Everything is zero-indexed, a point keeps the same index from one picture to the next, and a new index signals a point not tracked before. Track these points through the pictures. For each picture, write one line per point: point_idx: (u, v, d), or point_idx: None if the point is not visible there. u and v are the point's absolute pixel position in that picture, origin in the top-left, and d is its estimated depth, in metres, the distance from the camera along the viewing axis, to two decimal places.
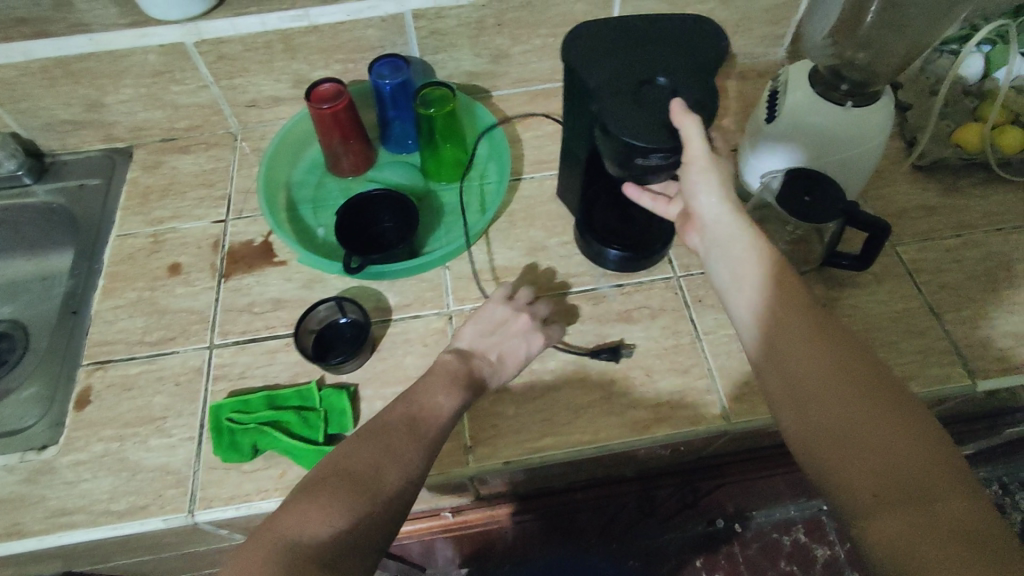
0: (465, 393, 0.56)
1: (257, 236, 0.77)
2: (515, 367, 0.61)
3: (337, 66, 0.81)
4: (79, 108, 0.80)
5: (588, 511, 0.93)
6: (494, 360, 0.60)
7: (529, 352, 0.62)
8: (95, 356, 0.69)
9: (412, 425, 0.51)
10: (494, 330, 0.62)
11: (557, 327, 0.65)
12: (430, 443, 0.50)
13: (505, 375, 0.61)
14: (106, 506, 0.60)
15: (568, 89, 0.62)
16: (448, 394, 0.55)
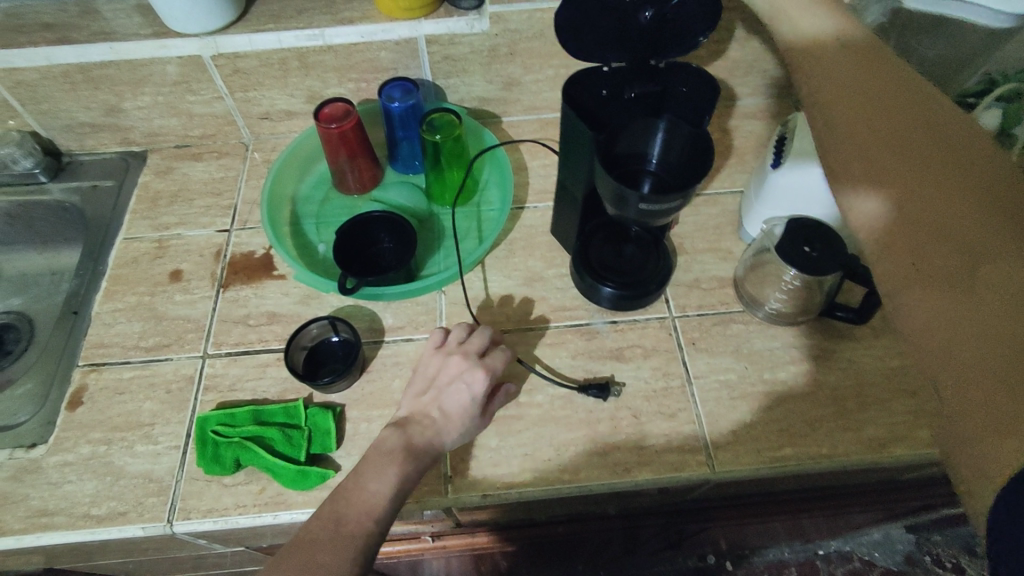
0: (398, 461, 0.54)
1: (258, 248, 0.78)
2: (464, 421, 0.58)
3: (350, 84, 0.82)
4: (98, 112, 0.82)
5: (573, 544, 0.93)
6: (436, 417, 0.58)
7: (473, 397, 0.59)
8: (92, 358, 0.70)
9: (336, 528, 0.49)
10: (433, 386, 0.60)
11: (497, 358, 0.62)
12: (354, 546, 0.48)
13: (455, 431, 0.58)
14: (87, 510, 0.60)
15: (564, 134, 0.63)
16: (379, 478, 0.53)
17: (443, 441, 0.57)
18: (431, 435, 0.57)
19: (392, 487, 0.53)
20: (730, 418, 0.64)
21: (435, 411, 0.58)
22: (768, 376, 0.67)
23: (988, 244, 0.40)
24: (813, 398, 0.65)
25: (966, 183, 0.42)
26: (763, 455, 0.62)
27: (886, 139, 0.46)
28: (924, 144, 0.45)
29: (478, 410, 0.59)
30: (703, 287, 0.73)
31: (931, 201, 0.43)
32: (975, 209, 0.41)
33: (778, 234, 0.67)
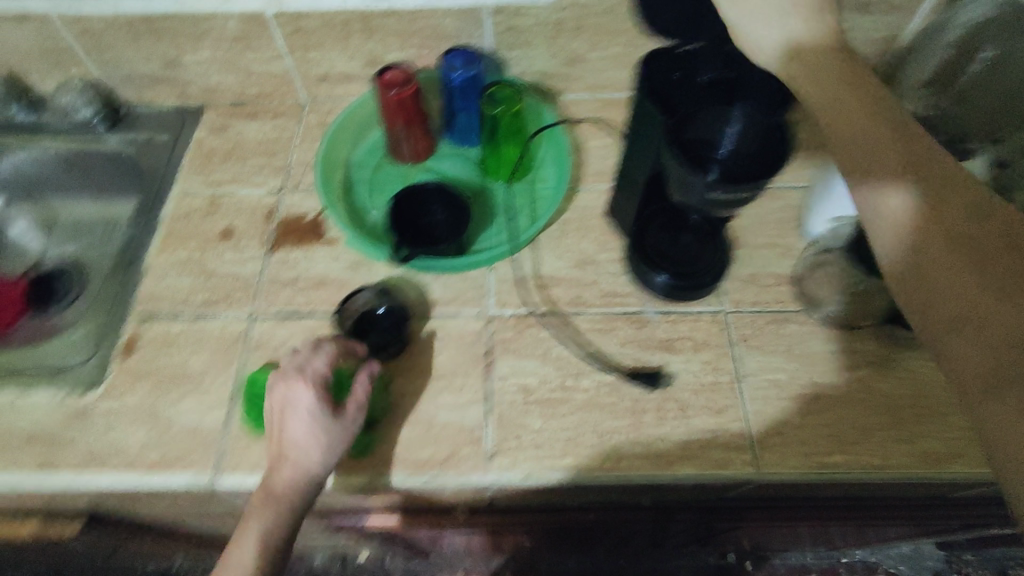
0: (260, 518, 0.56)
1: (310, 211, 0.77)
2: (315, 445, 0.56)
3: (411, 51, 0.80)
4: (158, 64, 0.82)
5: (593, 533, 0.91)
6: (289, 453, 0.56)
7: (308, 422, 0.56)
8: (144, 309, 0.71)
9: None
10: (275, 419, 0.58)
11: (313, 375, 0.58)
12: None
13: (314, 454, 0.56)
14: (135, 457, 0.61)
15: (635, 115, 0.61)
16: (242, 541, 0.56)
17: (305, 472, 0.56)
18: (288, 471, 0.56)
19: (257, 547, 0.55)
20: (779, 418, 0.63)
21: (286, 444, 0.57)
22: (823, 379, 0.64)
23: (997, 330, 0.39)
24: (866, 405, 0.63)
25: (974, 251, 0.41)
26: (812, 460, 0.60)
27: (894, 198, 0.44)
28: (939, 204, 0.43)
29: (325, 423, 0.56)
30: (760, 283, 0.71)
31: (941, 280, 0.41)
32: (978, 279, 0.40)
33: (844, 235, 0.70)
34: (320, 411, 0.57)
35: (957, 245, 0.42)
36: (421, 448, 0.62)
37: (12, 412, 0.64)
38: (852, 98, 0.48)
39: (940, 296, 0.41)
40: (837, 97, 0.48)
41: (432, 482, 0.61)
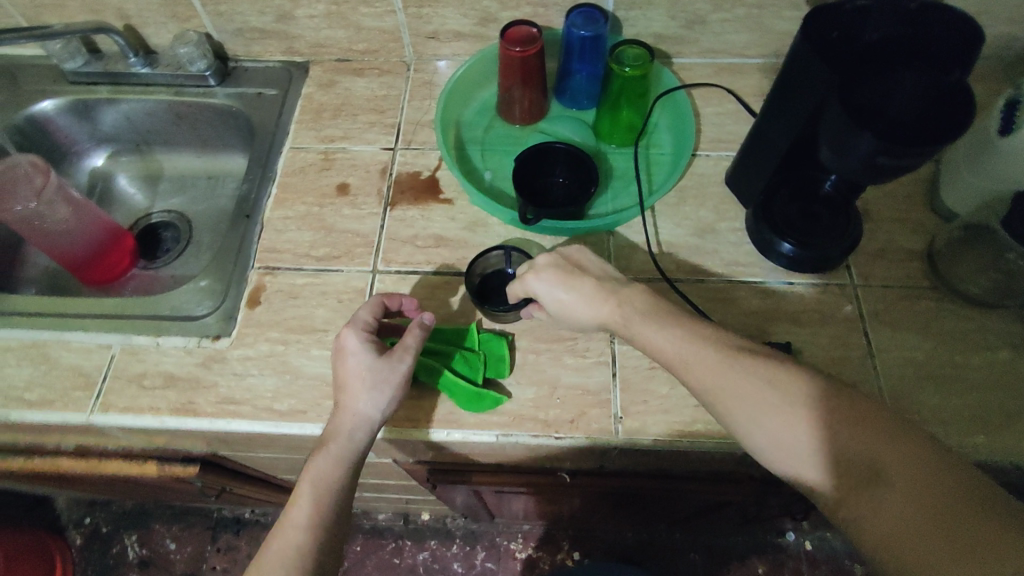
0: (315, 476, 0.55)
1: (424, 169, 0.77)
2: (361, 383, 0.57)
3: (527, 8, 0.78)
4: (271, 17, 0.82)
5: (670, 504, 0.92)
6: (340, 395, 0.58)
7: (358, 360, 0.58)
8: (267, 261, 0.72)
9: (263, 559, 0.52)
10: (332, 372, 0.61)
11: (359, 317, 0.61)
12: (284, 566, 0.51)
13: (363, 395, 0.57)
14: (270, 404, 0.63)
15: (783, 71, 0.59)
16: (299, 499, 0.55)
17: (357, 415, 0.57)
18: (341, 416, 0.57)
19: (311, 505, 0.54)
20: (913, 395, 0.61)
21: (339, 386, 0.59)
22: (960, 359, 0.63)
23: (926, 484, 0.42)
24: (998, 386, 0.61)
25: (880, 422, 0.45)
26: (952, 440, 0.59)
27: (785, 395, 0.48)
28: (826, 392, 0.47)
29: (373, 362, 0.58)
30: (890, 257, 0.69)
31: (867, 449, 0.44)
32: (890, 442, 0.44)
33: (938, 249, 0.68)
34: (368, 348, 0.59)
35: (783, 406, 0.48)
36: (548, 408, 0.62)
37: (150, 356, 0.66)
38: (658, 329, 0.55)
39: (849, 455, 0.45)
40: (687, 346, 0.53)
41: (561, 443, 0.62)
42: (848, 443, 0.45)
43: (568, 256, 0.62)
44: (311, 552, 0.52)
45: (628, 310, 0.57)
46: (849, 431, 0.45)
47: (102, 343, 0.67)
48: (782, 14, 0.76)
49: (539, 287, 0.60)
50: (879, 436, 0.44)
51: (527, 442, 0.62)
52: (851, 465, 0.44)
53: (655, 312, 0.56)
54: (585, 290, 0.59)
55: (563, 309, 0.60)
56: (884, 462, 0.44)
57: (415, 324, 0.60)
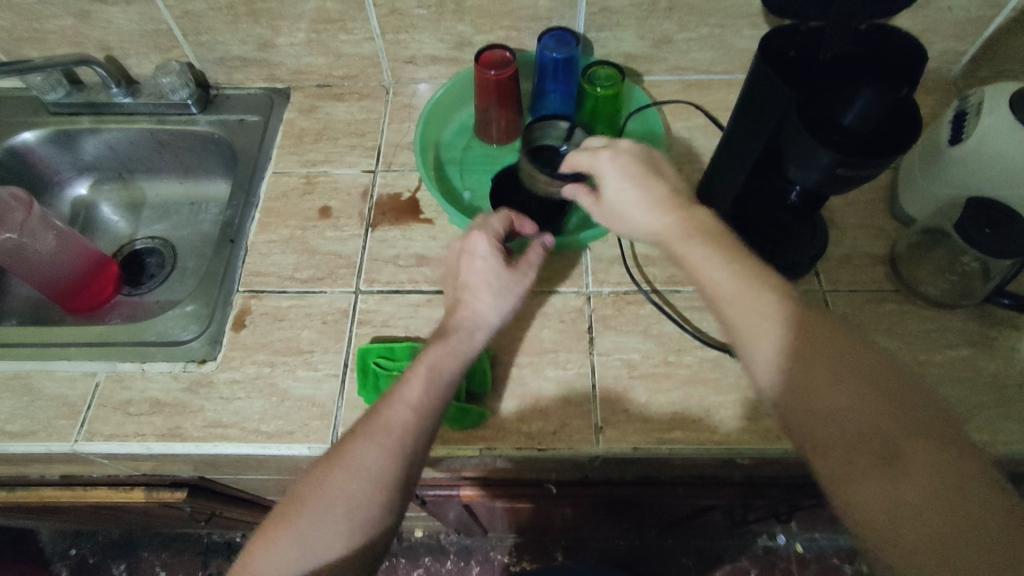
0: (431, 363, 0.56)
1: (405, 190, 0.79)
2: (489, 287, 0.61)
3: (501, 32, 0.81)
4: (252, 46, 0.84)
5: (657, 511, 0.93)
6: (463, 291, 0.62)
7: (488, 263, 0.61)
8: (252, 285, 0.73)
9: (369, 423, 0.52)
10: (454, 272, 0.64)
11: (493, 223, 0.64)
12: (392, 436, 0.51)
13: (487, 299, 0.61)
14: (257, 426, 0.64)
15: (746, 87, 0.61)
16: (412, 374, 0.55)
17: (481, 317, 0.60)
18: (463, 315, 0.60)
19: (422, 387, 0.54)
20: None
21: (461, 285, 0.62)
22: (923, 356, 0.66)
23: (923, 473, 0.42)
24: (961, 380, 0.64)
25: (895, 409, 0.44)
26: None
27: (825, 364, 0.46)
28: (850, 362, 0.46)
29: (499, 269, 0.62)
30: (855, 263, 0.72)
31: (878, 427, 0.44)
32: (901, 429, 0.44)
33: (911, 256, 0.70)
34: (497, 255, 0.62)
35: (846, 429, 0.44)
36: (531, 420, 0.64)
37: (137, 382, 0.67)
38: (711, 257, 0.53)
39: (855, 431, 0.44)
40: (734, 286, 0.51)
41: (544, 454, 0.63)
42: (885, 494, 0.42)
43: (650, 159, 0.63)
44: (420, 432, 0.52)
45: (688, 226, 0.56)
46: (897, 479, 0.42)
47: (87, 371, 0.68)
48: (744, 33, 0.79)
49: (611, 165, 0.61)
50: (935, 494, 0.41)
51: (511, 455, 0.63)
52: (890, 474, 0.42)
53: (713, 242, 0.54)
54: (651, 187, 0.59)
55: (620, 197, 0.60)
56: (895, 444, 0.43)
57: (539, 241, 0.64)
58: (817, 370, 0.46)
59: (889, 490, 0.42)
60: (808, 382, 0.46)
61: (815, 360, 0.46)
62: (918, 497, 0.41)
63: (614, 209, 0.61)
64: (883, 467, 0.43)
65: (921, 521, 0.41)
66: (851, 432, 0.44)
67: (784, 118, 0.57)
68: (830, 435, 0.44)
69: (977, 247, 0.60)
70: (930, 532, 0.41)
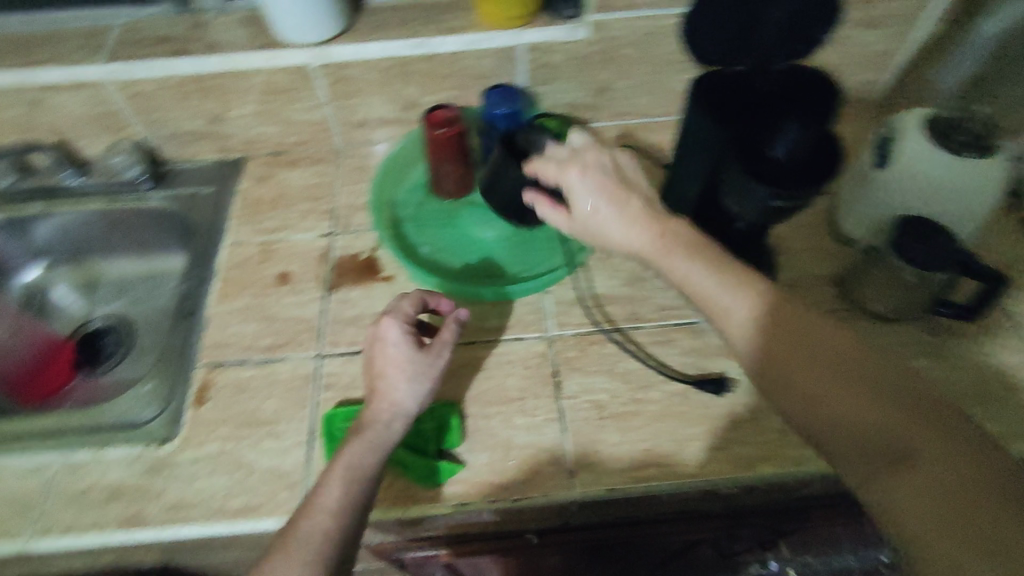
0: (350, 459, 0.55)
1: (363, 250, 0.80)
2: (400, 373, 0.60)
3: (447, 92, 0.84)
4: (203, 121, 0.85)
5: (645, 551, 0.92)
6: (376, 386, 0.60)
7: (399, 346, 0.61)
8: (211, 358, 0.72)
9: (284, 542, 0.49)
10: (369, 360, 0.63)
11: (402, 305, 0.64)
12: (311, 550, 0.48)
13: (403, 387, 0.60)
14: (222, 504, 0.62)
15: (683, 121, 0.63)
16: (329, 475, 0.54)
17: (397, 406, 0.59)
18: (378, 407, 0.59)
19: (342, 488, 0.53)
20: None
21: (376, 375, 0.61)
22: None
23: (941, 470, 0.42)
24: None
25: (911, 406, 0.45)
26: None
27: (833, 364, 0.48)
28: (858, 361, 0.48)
29: (411, 354, 0.61)
30: (805, 286, 0.74)
31: (887, 424, 0.44)
32: (916, 425, 0.44)
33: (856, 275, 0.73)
34: (409, 341, 0.62)
35: (856, 434, 0.45)
36: (503, 471, 0.63)
37: (93, 470, 0.64)
38: (693, 265, 0.56)
39: (866, 428, 0.45)
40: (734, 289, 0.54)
41: (520, 505, 0.62)
42: (899, 492, 0.43)
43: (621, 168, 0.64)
44: (339, 533, 0.50)
45: (669, 237, 0.58)
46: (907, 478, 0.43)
47: (41, 464, 0.65)
48: (679, 78, 0.84)
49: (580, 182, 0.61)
50: (946, 494, 0.41)
51: (486, 510, 0.62)
52: (908, 471, 0.43)
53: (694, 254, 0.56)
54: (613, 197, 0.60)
55: (595, 219, 0.61)
56: (907, 440, 0.44)
57: (451, 316, 0.64)
58: (824, 377, 0.48)
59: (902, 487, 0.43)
60: (810, 383, 0.48)
61: (811, 359, 0.49)
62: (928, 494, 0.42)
63: (590, 229, 0.62)
64: (894, 466, 0.43)
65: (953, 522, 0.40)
66: (855, 436, 0.45)
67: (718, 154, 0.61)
68: (839, 438, 0.46)
69: (914, 262, 0.63)
70: (937, 519, 0.41)
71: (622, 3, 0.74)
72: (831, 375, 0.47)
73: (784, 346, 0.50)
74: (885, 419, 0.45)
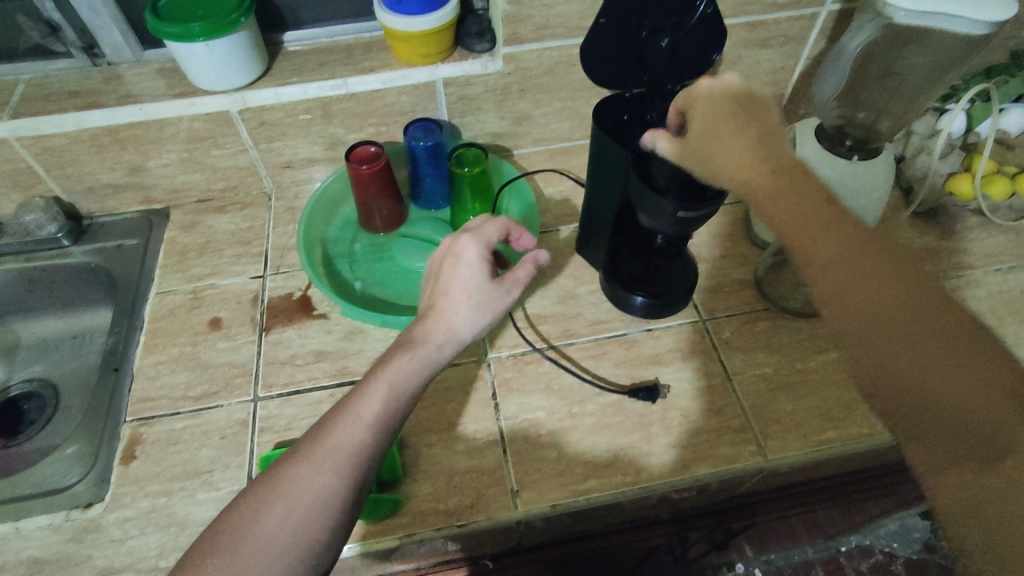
0: (392, 376, 0.52)
1: (296, 289, 0.80)
2: (466, 298, 0.57)
3: (370, 129, 0.86)
4: (122, 172, 0.84)
5: None
6: (438, 302, 0.58)
7: (469, 267, 0.59)
8: (139, 413, 0.69)
9: (316, 446, 0.47)
10: (436, 272, 0.60)
11: (486, 229, 0.61)
12: (342, 461, 0.47)
13: (464, 312, 0.57)
14: (155, 564, 0.59)
15: (604, 115, 0.64)
16: (373, 381, 0.52)
17: (454, 330, 0.56)
18: (435, 326, 0.56)
19: (383, 402, 0.50)
20: (770, 405, 0.68)
21: (440, 291, 0.58)
22: (800, 364, 0.71)
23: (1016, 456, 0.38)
24: (835, 382, 0.70)
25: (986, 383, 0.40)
26: (808, 440, 0.66)
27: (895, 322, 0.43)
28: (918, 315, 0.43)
29: (483, 282, 0.58)
30: (726, 290, 0.78)
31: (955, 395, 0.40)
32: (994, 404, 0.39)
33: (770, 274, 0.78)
34: (482, 266, 0.59)
35: (943, 416, 0.41)
36: (447, 497, 0.63)
37: (12, 543, 0.61)
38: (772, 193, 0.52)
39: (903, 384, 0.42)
40: (804, 210, 0.48)
41: (465, 530, 0.62)
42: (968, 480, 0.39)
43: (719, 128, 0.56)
44: (369, 452, 0.48)
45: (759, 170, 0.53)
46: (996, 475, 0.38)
47: None
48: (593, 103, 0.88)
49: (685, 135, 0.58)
50: None
51: (431, 539, 0.62)
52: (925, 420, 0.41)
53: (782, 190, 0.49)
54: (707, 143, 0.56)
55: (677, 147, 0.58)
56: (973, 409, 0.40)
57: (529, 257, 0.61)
58: (920, 349, 0.42)
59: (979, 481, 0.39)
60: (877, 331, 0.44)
61: (879, 308, 0.44)
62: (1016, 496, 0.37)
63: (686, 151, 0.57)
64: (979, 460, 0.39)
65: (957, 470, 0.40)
66: (918, 402, 0.42)
67: (626, 171, 0.64)
68: (905, 403, 0.42)
69: None
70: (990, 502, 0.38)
71: (531, 35, 0.77)
72: (899, 328, 0.43)
73: (860, 290, 0.44)
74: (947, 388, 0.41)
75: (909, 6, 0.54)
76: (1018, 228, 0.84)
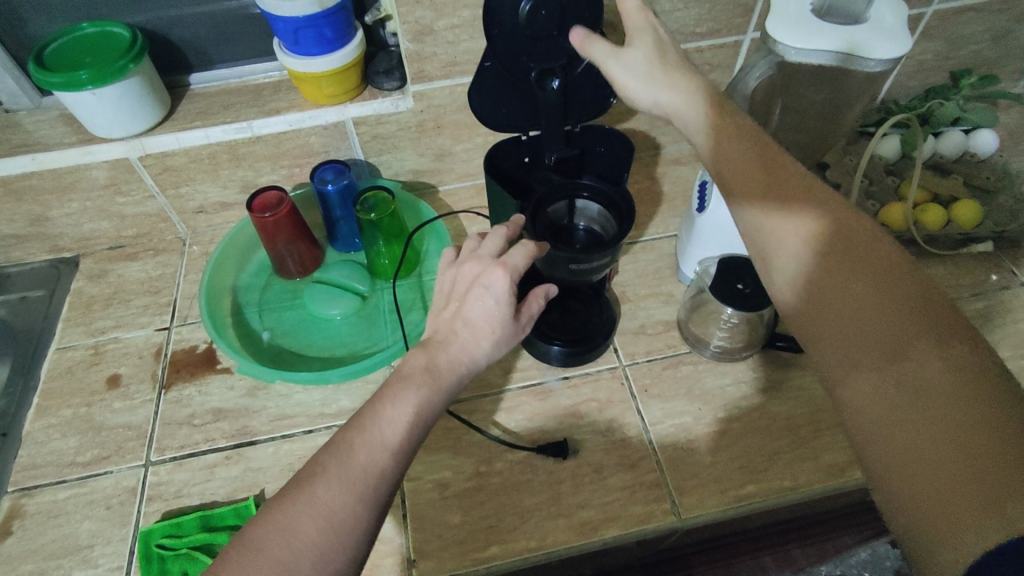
0: (416, 403, 0.47)
1: (200, 342, 0.76)
2: (488, 332, 0.51)
3: (283, 170, 0.83)
4: (24, 223, 0.80)
5: None
6: (456, 331, 0.51)
7: (498, 300, 0.51)
8: (23, 482, 0.66)
9: (340, 466, 0.43)
10: (457, 296, 0.53)
11: (518, 253, 0.53)
12: (366, 483, 0.43)
13: (486, 345, 0.51)
14: None
15: (500, 157, 0.65)
16: (396, 402, 0.47)
17: (471, 364, 0.51)
18: (449, 358, 0.50)
19: (408, 422, 0.46)
20: (687, 460, 0.64)
21: (460, 319, 0.52)
22: (723, 413, 0.68)
23: (919, 364, 0.39)
24: (757, 431, 0.66)
25: (904, 303, 0.41)
26: (727, 496, 0.62)
27: (823, 253, 0.45)
28: (841, 242, 0.45)
29: (507, 318, 0.52)
30: (649, 332, 0.75)
31: (870, 316, 0.42)
32: (905, 319, 0.41)
33: (690, 314, 0.75)
34: (510, 302, 0.52)
35: (857, 334, 0.42)
36: None
37: None
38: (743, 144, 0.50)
39: (825, 305, 0.44)
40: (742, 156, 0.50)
41: None
42: (884, 415, 0.40)
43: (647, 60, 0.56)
44: (390, 477, 0.45)
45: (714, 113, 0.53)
46: (914, 409, 0.38)
47: None
48: None
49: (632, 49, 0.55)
50: (930, 395, 0.38)
51: None
52: (844, 337, 0.43)
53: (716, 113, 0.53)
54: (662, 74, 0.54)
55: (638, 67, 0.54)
56: (881, 326, 0.41)
57: (537, 295, 0.54)
58: (825, 280, 0.45)
59: (882, 391, 0.40)
60: (805, 262, 0.46)
61: (807, 239, 0.46)
62: (930, 423, 0.37)
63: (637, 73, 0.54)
64: (886, 372, 0.40)
65: (872, 380, 0.41)
66: (834, 323, 0.44)
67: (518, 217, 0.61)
68: (826, 324, 0.44)
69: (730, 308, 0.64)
70: (896, 411, 0.39)
71: (439, 73, 0.75)
72: (822, 257, 0.45)
73: (790, 228, 0.47)
74: (862, 308, 0.42)
75: (800, 44, 0.54)
76: (957, 257, 0.80)
